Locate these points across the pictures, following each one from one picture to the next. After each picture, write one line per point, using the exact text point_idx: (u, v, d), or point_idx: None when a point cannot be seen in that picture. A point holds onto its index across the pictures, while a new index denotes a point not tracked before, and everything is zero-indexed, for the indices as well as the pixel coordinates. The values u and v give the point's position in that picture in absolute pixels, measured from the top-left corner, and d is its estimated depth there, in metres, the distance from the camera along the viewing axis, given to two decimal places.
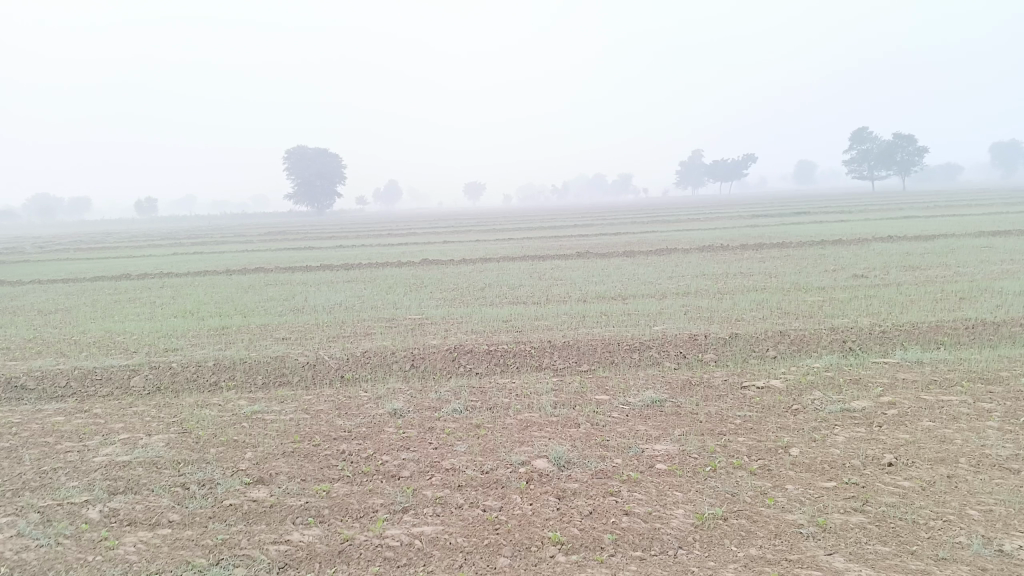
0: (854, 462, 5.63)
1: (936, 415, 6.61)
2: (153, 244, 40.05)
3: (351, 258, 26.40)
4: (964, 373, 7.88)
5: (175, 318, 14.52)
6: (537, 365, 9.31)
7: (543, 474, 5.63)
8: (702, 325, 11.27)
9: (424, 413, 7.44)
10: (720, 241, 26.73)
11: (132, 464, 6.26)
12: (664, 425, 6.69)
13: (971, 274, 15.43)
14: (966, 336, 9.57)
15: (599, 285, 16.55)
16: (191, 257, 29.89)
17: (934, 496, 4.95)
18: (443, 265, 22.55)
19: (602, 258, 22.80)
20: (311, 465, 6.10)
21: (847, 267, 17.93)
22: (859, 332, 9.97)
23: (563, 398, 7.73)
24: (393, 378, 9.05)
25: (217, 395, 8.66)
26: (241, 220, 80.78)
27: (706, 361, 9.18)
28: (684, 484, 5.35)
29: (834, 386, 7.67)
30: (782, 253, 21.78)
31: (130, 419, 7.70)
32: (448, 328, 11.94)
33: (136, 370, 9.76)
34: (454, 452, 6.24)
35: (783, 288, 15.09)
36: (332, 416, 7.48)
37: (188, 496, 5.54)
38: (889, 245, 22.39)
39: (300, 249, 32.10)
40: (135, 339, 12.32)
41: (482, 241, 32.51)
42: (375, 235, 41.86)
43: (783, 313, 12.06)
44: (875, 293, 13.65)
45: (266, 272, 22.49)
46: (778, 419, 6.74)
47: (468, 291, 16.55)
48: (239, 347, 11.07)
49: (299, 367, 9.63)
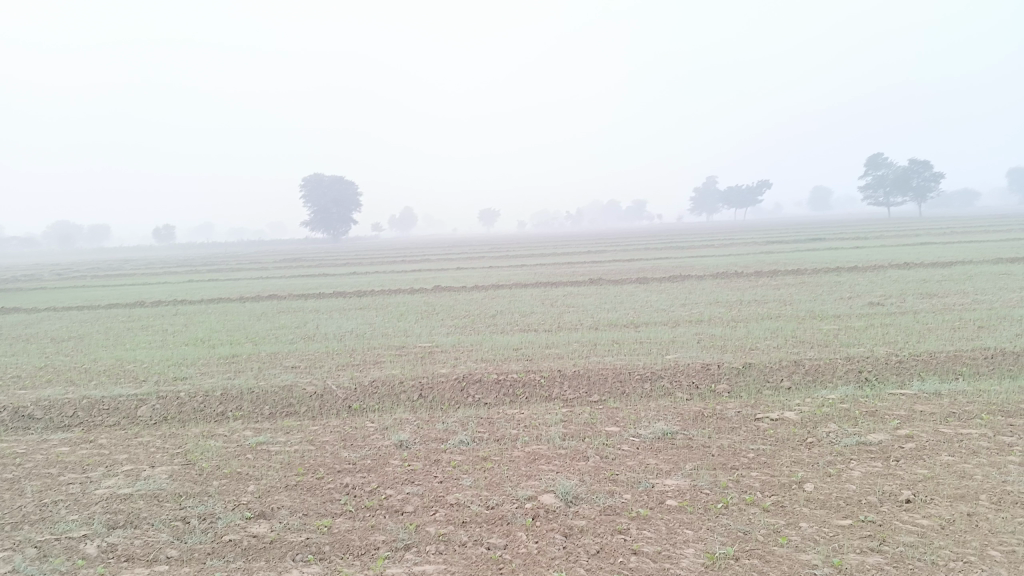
0: (871, 499, 5.45)
1: (954, 450, 6.43)
2: (168, 270, 40.25)
3: (364, 286, 26.41)
4: (984, 405, 7.69)
5: (186, 345, 14.51)
6: (546, 395, 9.19)
7: (549, 510, 5.50)
8: (715, 353, 11.12)
9: (430, 444, 7.33)
10: (733, 268, 26.55)
11: (133, 497, 6.17)
12: (675, 459, 6.55)
13: (989, 302, 15.21)
14: (985, 366, 9.38)
15: (611, 312, 16.42)
16: (205, 284, 29.98)
17: (954, 536, 4.78)
18: (455, 292, 22.48)
19: (615, 285, 22.71)
20: (314, 499, 6.00)
21: (863, 294, 17.72)
22: (875, 362, 9.79)
23: (572, 429, 7.60)
24: (400, 409, 8.94)
25: (222, 425, 8.58)
26: (258, 247, 81.24)
27: (718, 391, 9.02)
28: (694, 521, 5.20)
29: (849, 418, 7.50)
30: (796, 280, 21.59)
31: (135, 450, 7.62)
32: (458, 357, 11.85)
33: (144, 399, 9.71)
34: (459, 486, 6.12)
35: (797, 316, 14.91)
36: (337, 447, 7.38)
37: (187, 531, 5.44)
38: (905, 271, 22.15)
39: (314, 276, 32.18)
40: (144, 367, 12.29)
41: (495, 268, 32.51)
42: (389, 261, 41.96)
43: (798, 342, 11.89)
44: (892, 321, 13.46)
45: (278, 299, 22.51)
46: (792, 453, 6.58)
47: (479, 318, 16.47)
48: (248, 376, 11.01)
49: (307, 396, 9.54)
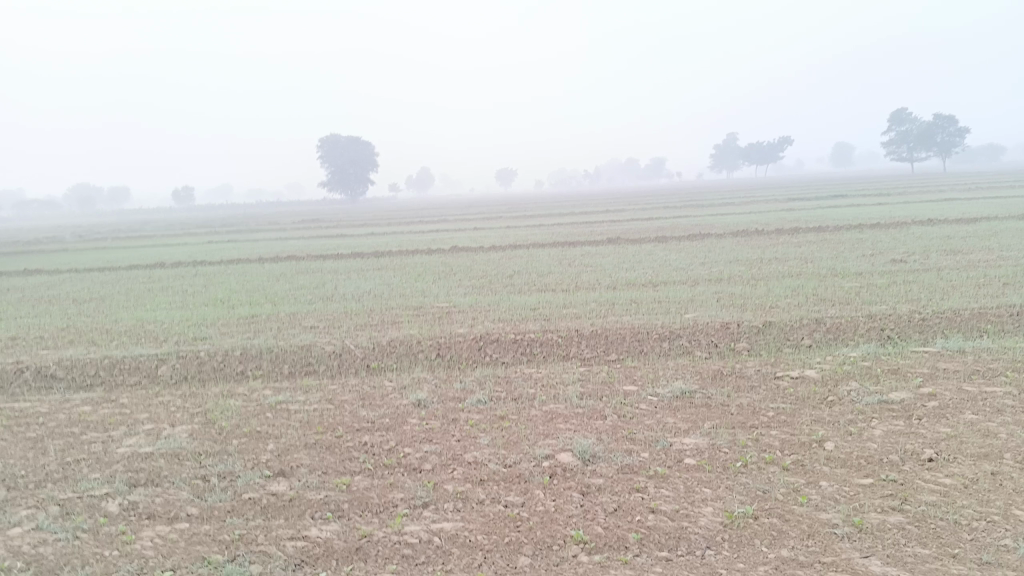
0: (892, 458, 5.39)
1: (979, 408, 6.33)
2: (187, 231, 40.40)
3: (382, 246, 26.39)
4: (1009, 362, 7.57)
5: (206, 306, 14.58)
6: (564, 355, 9.15)
7: (566, 469, 5.48)
8: (734, 312, 11.02)
9: (448, 403, 7.33)
10: (754, 226, 26.26)
11: (153, 456, 6.23)
12: (694, 417, 6.50)
13: (1016, 258, 14.95)
14: (1010, 323, 9.22)
15: (629, 271, 16.31)
16: (224, 245, 30.10)
17: (978, 495, 4.72)
18: (473, 252, 22.40)
19: (633, 243, 22.55)
20: (332, 457, 6.02)
21: (885, 251, 17.47)
22: (898, 320, 9.65)
23: (590, 389, 7.56)
24: (418, 368, 8.95)
25: (242, 384, 8.63)
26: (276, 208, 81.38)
27: (738, 350, 8.95)
28: (713, 480, 5.16)
29: (870, 377, 7.42)
30: (818, 238, 21.33)
31: (156, 410, 7.68)
32: (475, 316, 11.83)
33: (164, 359, 9.78)
34: (477, 445, 6.11)
35: (818, 273, 14.73)
36: (355, 407, 7.40)
37: (207, 489, 5.48)
38: (929, 228, 21.81)
39: (332, 237, 32.19)
40: (165, 328, 12.37)
41: (513, 228, 32.37)
42: (407, 221, 41.94)
43: (819, 300, 11.75)
44: (915, 278, 13.25)
45: (296, 260, 22.56)
46: (813, 412, 6.51)
47: (497, 278, 16.43)
48: (267, 336, 11.05)
49: (325, 356, 9.55)
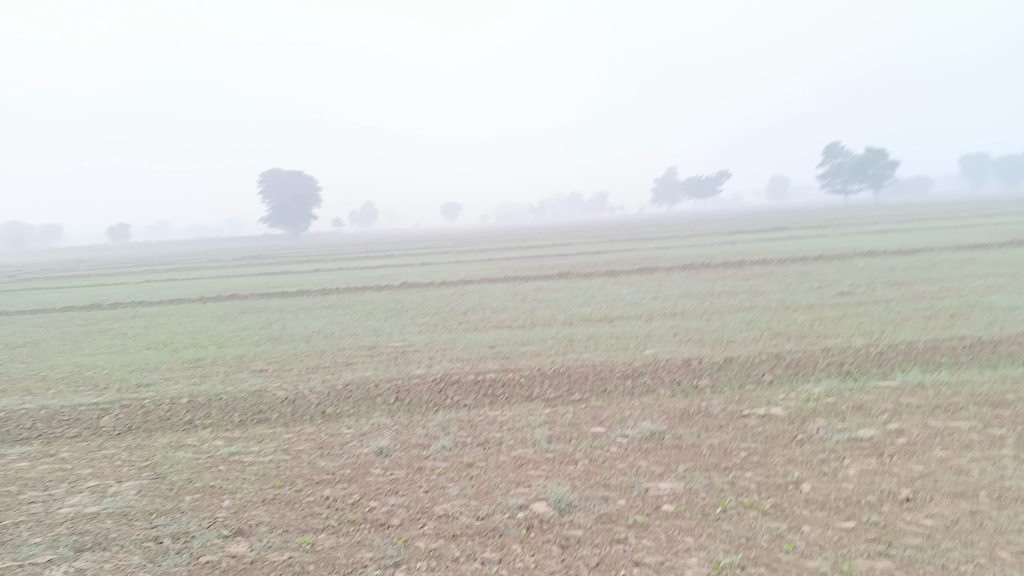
0: (870, 499, 5.33)
1: (948, 444, 6.35)
2: (124, 270, 39.19)
3: (329, 283, 25.97)
4: (970, 396, 7.64)
5: (149, 350, 14.02)
6: (527, 396, 8.97)
7: (542, 520, 5.29)
8: (693, 348, 10.99)
9: (412, 451, 7.08)
10: (700, 259, 26.59)
11: (100, 516, 5.83)
12: (666, 460, 6.37)
13: (959, 289, 15.34)
14: (964, 356, 9.36)
15: (583, 307, 16.27)
16: (165, 284, 29.22)
17: (961, 536, 4.68)
18: (423, 288, 22.15)
19: (584, 277, 22.61)
20: (294, 513, 5.72)
21: (832, 283, 17.79)
22: (856, 354, 9.74)
23: (558, 431, 7.39)
24: (377, 413, 8.67)
25: (191, 435, 8.22)
26: (218, 244, 79.79)
27: (701, 387, 8.89)
28: (694, 528, 5.03)
29: (837, 413, 7.41)
30: (765, 270, 21.69)
31: (100, 464, 7.25)
32: (432, 356, 11.58)
33: (106, 408, 9.29)
34: (446, 496, 5.88)
35: (770, 307, 14.88)
36: (314, 457, 7.09)
37: (161, 552, 5.14)
38: (871, 259, 22.34)
39: (277, 274, 31.59)
40: (106, 374, 11.82)
41: (462, 263, 32.20)
42: (354, 257, 41.45)
43: (774, 334, 11.82)
44: (865, 311, 13.47)
45: (241, 299, 21.98)
46: (784, 451, 6.45)
47: (450, 315, 16.23)
48: (214, 381, 10.63)
49: (278, 403, 9.19)
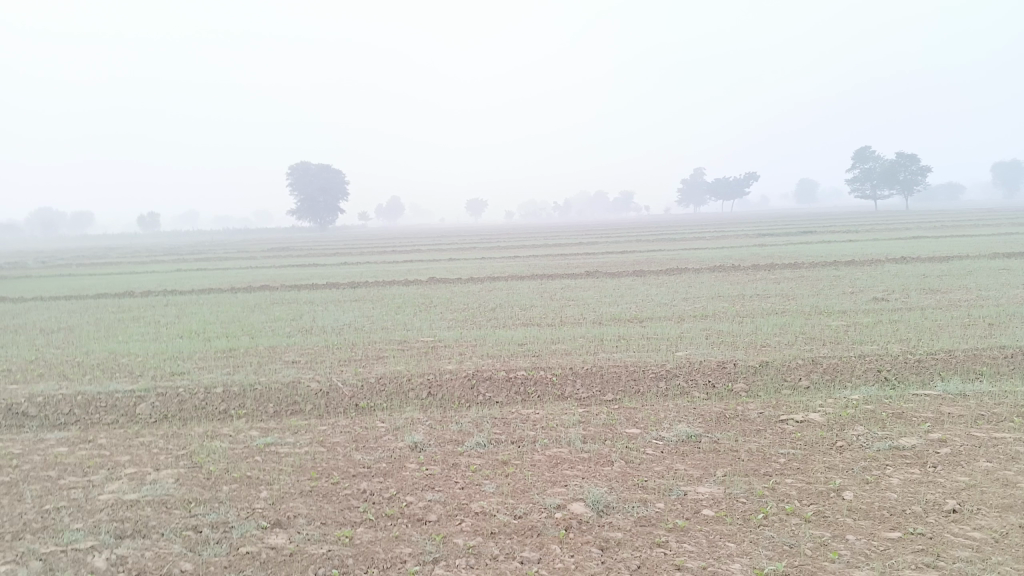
0: (915, 510, 5.24)
1: (993, 455, 6.22)
2: (155, 259, 39.61)
3: (357, 276, 26.08)
4: (1013, 407, 7.49)
5: (181, 338, 14.14)
6: (560, 395, 8.93)
7: (580, 521, 5.26)
8: (726, 350, 10.90)
9: (446, 447, 7.07)
10: (729, 260, 26.41)
11: (139, 503, 5.88)
12: (704, 464, 6.31)
13: (996, 298, 15.09)
14: (1005, 366, 9.20)
15: (612, 306, 16.19)
16: (195, 273, 29.51)
17: (1012, 550, 4.58)
18: (450, 283, 22.16)
19: (612, 277, 22.51)
20: (331, 506, 5.73)
21: (864, 289, 17.56)
22: (894, 361, 9.59)
23: (592, 432, 7.34)
24: (409, 408, 8.67)
25: (226, 425, 8.28)
26: (246, 235, 80.44)
27: (736, 391, 8.80)
28: (736, 534, 4.97)
29: (877, 421, 7.29)
30: (795, 274, 21.48)
31: (137, 451, 7.32)
32: (462, 352, 11.57)
33: (142, 396, 9.37)
34: (483, 493, 5.86)
35: (802, 311, 14.72)
36: (348, 450, 7.10)
37: (200, 541, 5.17)
38: (903, 265, 22.05)
39: (305, 265, 31.79)
40: (139, 361, 11.93)
41: (489, 259, 32.25)
42: (381, 250, 41.70)
43: (808, 339, 11.69)
44: (900, 317, 13.28)
45: (270, 290, 22.12)
46: (824, 458, 6.36)
47: (479, 311, 16.23)
48: (248, 371, 10.68)
49: (311, 394, 9.23)
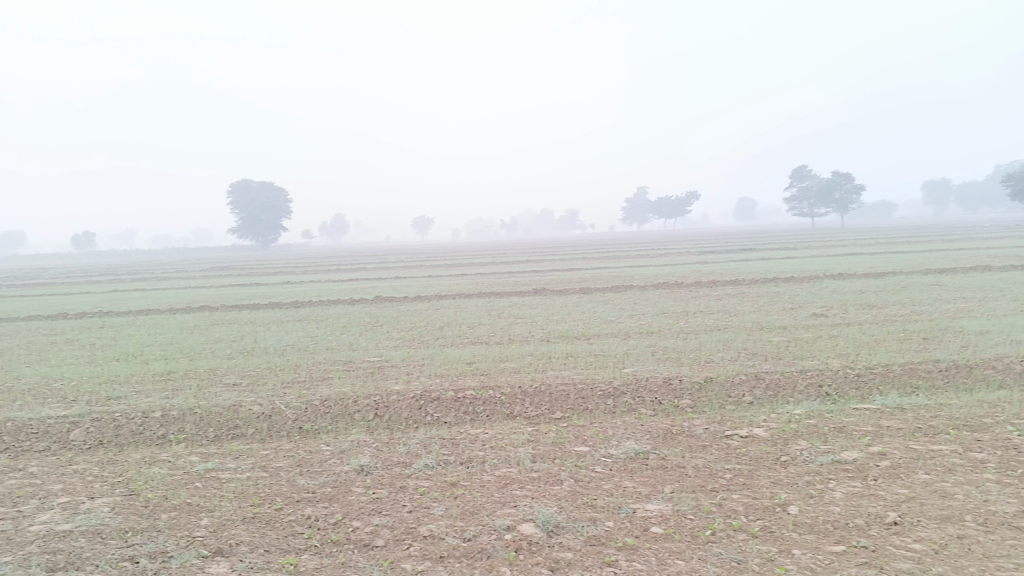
0: (858, 523, 5.33)
1: (931, 467, 6.39)
2: (89, 279, 38.35)
3: (300, 295, 25.71)
4: (949, 420, 7.71)
5: (117, 361, 13.72)
6: (508, 414, 8.89)
7: (530, 542, 5.23)
8: (672, 367, 11.00)
9: (393, 469, 6.96)
10: (673, 277, 26.77)
11: (73, 534, 5.65)
12: (652, 481, 6.34)
13: (929, 313, 15.57)
14: (940, 379, 9.47)
15: (559, 324, 16.24)
16: (132, 293, 28.72)
17: (950, 561, 4.69)
18: (397, 302, 21.99)
19: (558, 294, 22.61)
20: (275, 533, 5.59)
21: (804, 305, 17.95)
22: (834, 375, 9.81)
23: (541, 450, 7.32)
24: (355, 430, 8.53)
25: (165, 450, 8.03)
26: (186, 254, 78.73)
27: (682, 407, 8.88)
28: (685, 551, 4.99)
29: (819, 435, 7.42)
30: (738, 290, 21.87)
31: (70, 480, 7.04)
32: (409, 372, 11.46)
33: (76, 421, 9.04)
34: (431, 516, 5.77)
35: (745, 327, 14.97)
36: (292, 474, 6.95)
37: (137, 573, 4.98)
38: (841, 282, 22.62)
39: (247, 285, 31.22)
40: (73, 386, 11.54)
41: (435, 277, 32.12)
42: (326, 269, 41.25)
43: (751, 354, 11.89)
44: (839, 333, 13.60)
45: (210, 311, 21.64)
46: (769, 473, 6.44)
47: (426, 330, 16.12)
48: (187, 394, 10.40)
49: (254, 418, 9.02)
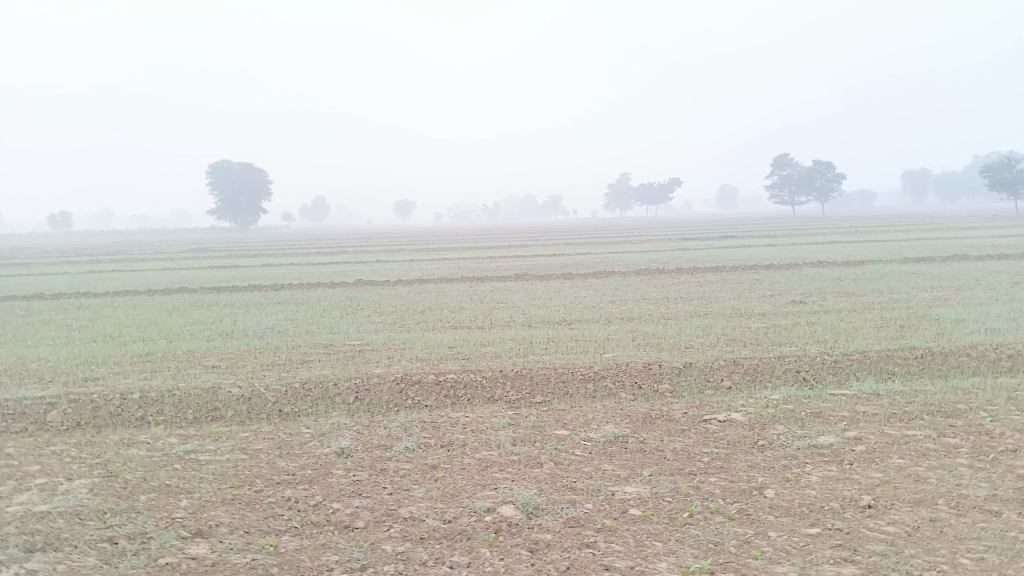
0: (833, 506, 5.41)
1: (905, 452, 6.48)
2: (66, 259, 37.89)
3: (281, 278, 25.57)
4: (923, 406, 7.82)
5: (95, 343, 13.61)
6: (489, 398, 8.92)
7: (510, 524, 5.26)
8: (652, 352, 11.07)
9: (374, 452, 6.98)
10: (655, 264, 26.91)
11: (50, 515, 5.62)
12: (631, 464, 6.39)
13: (906, 301, 15.76)
14: (916, 366, 9.60)
15: (541, 309, 16.28)
16: (110, 274, 28.43)
17: (923, 543, 4.78)
18: (378, 286, 21.93)
19: (540, 279, 22.66)
20: (255, 514, 5.59)
21: (783, 292, 18.09)
22: (812, 361, 9.92)
23: (522, 434, 7.36)
24: (336, 413, 8.53)
25: (144, 432, 8.00)
26: (166, 236, 77.99)
27: (662, 392, 8.95)
28: (663, 533, 5.05)
29: (796, 420, 7.51)
30: (718, 277, 22.02)
31: (48, 461, 6.99)
32: (390, 356, 11.45)
33: (53, 403, 8.97)
34: (412, 498, 5.79)
35: (725, 313, 15.07)
36: (272, 456, 6.94)
37: (116, 554, 4.97)
38: (821, 269, 22.81)
39: (227, 267, 31.02)
40: (51, 367, 11.44)
41: (417, 261, 32.07)
42: (307, 252, 41.09)
43: (730, 340, 11.99)
44: (818, 319, 13.74)
45: (189, 293, 21.46)
46: (746, 457, 6.51)
47: (408, 314, 16.11)
48: (167, 377, 10.34)
49: (234, 400, 8.99)
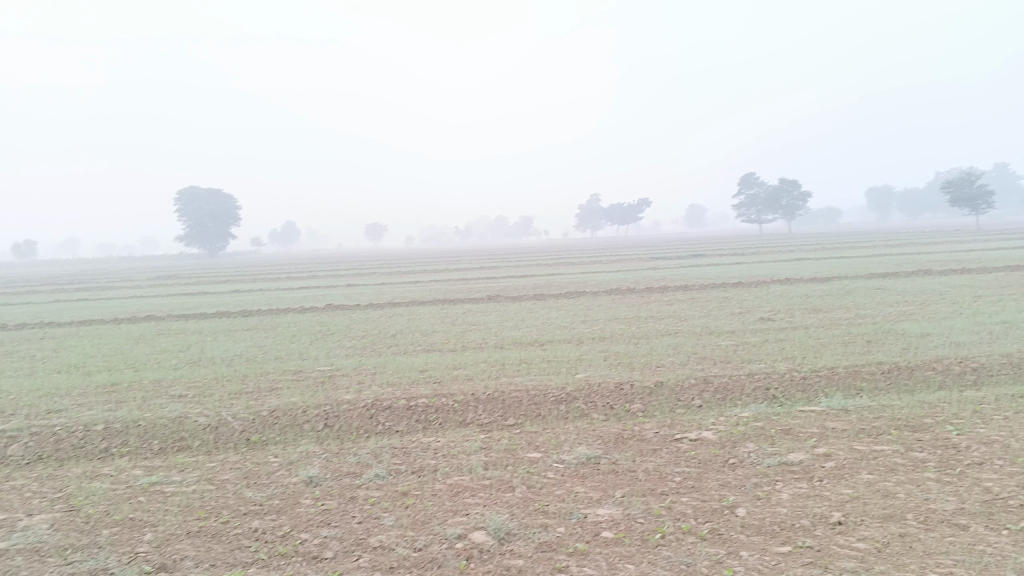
0: (804, 523, 5.43)
1: (874, 467, 6.52)
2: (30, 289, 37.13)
3: (250, 304, 25.32)
4: (891, 420, 7.89)
5: (58, 374, 13.32)
6: (460, 422, 8.86)
7: (482, 550, 5.21)
8: (623, 371, 11.08)
9: (343, 480, 6.88)
10: (626, 283, 27.07)
11: (8, 553, 5.46)
12: (603, 485, 6.38)
13: (872, 316, 15.98)
14: (883, 381, 9.71)
15: (513, 330, 16.25)
16: (74, 304, 27.87)
17: (892, 559, 4.80)
18: (349, 310, 21.79)
19: (512, 301, 22.65)
20: (221, 546, 5.48)
21: (752, 309, 18.23)
22: (782, 378, 9.98)
23: (494, 457, 7.31)
24: (305, 441, 8.42)
25: (107, 464, 7.82)
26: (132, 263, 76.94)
27: (633, 412, 8.94)
28: (634, 555, 5.03)
29: (766, 437, 7.54)
30: (688, 295, 22.20)
31: (7, 497, 6.81)
32: (360, 381, 11.35)
33: (13, 437, 8.75)
34: (381, 526, 5.72)
35: (695, 332, 15.14)
36: (239, 487, 6.82)
37: None
38: (788, 286, 23.08)
39: (195, 294, 30.63)
40: (11, 399, 11.16)
41: (389, 284, 31.95)
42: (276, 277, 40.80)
43: (700, 358, 12.05)
44: (786, 336, 13.87)
45: (156, 320, 21.14)
46: (718, 475, 6.52)
47: (378, 338, 16.02)
48: (131, 407, 10.15)
49: (200, 429, 8.84)
